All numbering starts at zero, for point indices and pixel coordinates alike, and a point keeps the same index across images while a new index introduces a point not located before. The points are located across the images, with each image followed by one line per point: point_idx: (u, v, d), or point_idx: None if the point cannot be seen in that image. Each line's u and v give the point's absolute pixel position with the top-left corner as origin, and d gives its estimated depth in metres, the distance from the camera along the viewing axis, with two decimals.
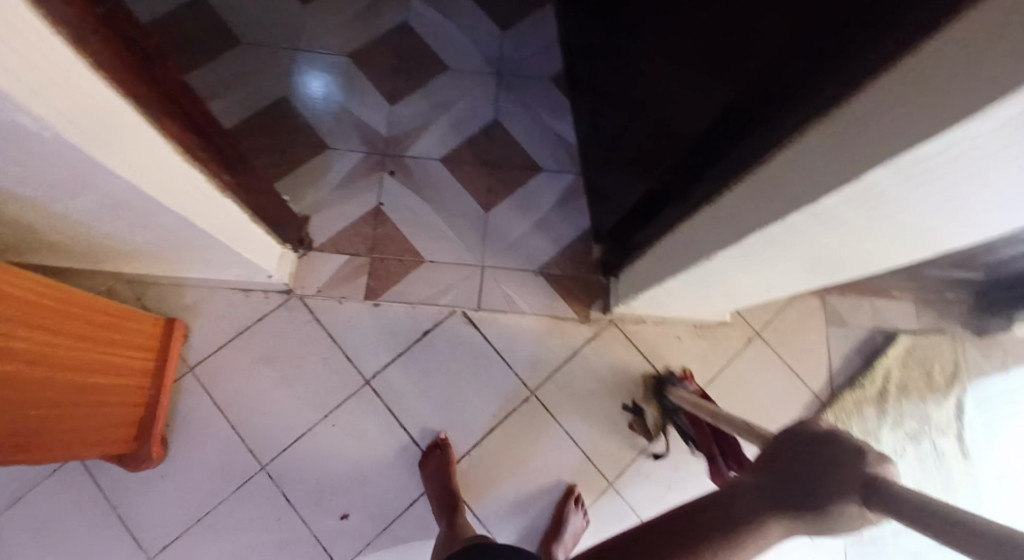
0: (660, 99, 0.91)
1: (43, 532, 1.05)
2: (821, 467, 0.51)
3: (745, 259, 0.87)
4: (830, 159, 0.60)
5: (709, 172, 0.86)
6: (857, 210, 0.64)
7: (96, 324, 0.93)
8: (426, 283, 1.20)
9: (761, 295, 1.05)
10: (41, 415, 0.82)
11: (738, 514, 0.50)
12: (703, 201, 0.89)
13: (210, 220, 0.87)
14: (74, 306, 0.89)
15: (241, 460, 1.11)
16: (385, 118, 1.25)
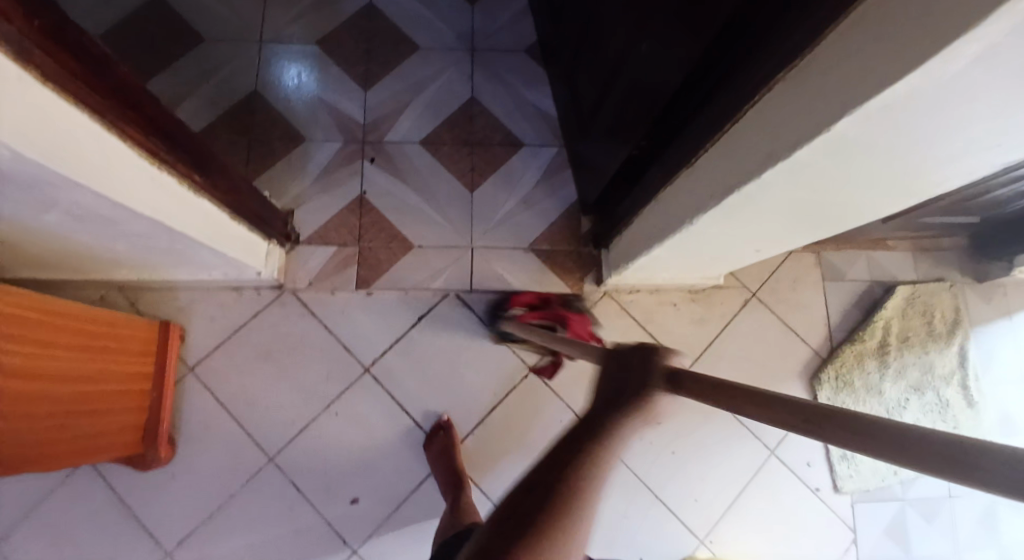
0: (633, 64, 0.89)
1: (63, 535, 1.08)
2: (638, 368, 0.60)
3: (730, 219, 0.86)
4: (803, 110, 0.59)
5: (686, 134, 0.85)
6: (830, 160, 0.63)
7: (92, 333, 0.94)
8: (416, 268, 1.20)
9: (749, 255, 1.04)
10: (42, 426, 0.84)
11: (594, 431, 0.55)
12: (681, 164, 0.88)
13: (185, 222, 0.88)
14: (70, 316, 0.90)
15: (249, 454, 1.13)
16: (361, 105, 1.24)
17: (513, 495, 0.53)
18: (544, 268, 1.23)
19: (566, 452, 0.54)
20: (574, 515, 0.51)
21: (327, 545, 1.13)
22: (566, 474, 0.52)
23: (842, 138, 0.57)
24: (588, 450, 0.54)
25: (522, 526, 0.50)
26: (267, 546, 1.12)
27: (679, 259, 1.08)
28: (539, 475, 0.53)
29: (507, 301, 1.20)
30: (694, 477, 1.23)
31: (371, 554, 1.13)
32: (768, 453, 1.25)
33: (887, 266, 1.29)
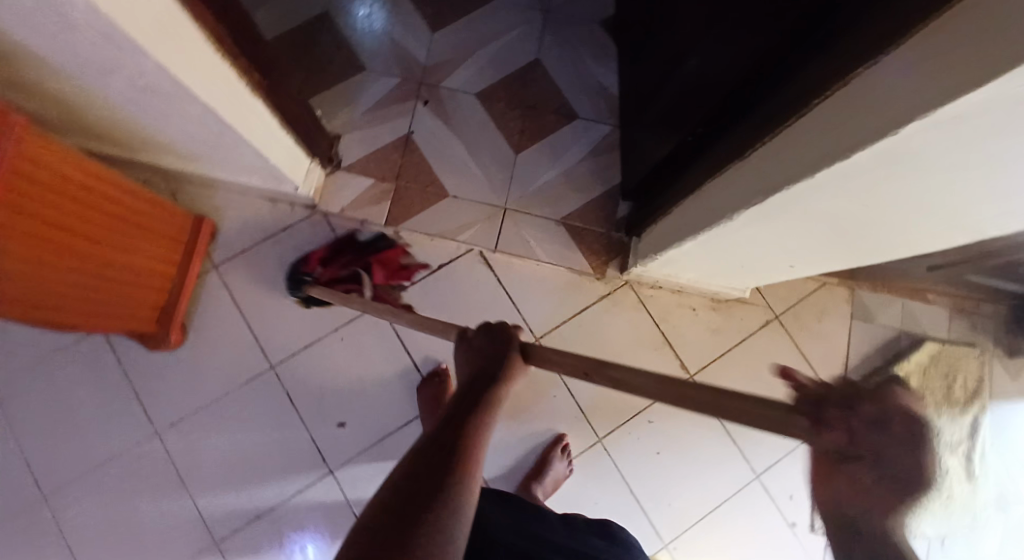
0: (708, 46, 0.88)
1: (68, 392, 1.15)
2: (492, 343, 0.71)
3: (770, 220, 0.84)
4: (872, 122, 0.57)
5: (750, 126, 0.84)
6: (883, 172, 0.62)
7: (131, 211, 0.98)
8: (446, 217, 1.21)
9: (783, 268, 1.03)
10: (63, 283, 0.88)
11: (475, 404, 0.63)
12: (736, 157, 0.87)
13: (236, 117, 0.89)
14: (118, 192, 0.94)
15: (253, 357, 1.18)
16: (425, 45, 1.25)
17: (408, 473, 0.56)
18: (572, 244, 1.23)
19: (454, 429, 0.60)
20: (471, 480, 0.57)
21: (307, 459, 1.17)
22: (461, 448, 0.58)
23: (902, 146, 0.56)
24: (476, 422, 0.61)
25: (424, 494, 0.54)
26: (252, 445, 1.17)
27: (714, 258, 1.06)
28: (435, 452, 0.57)
29: (304, 263, 1.17)
30: (672, 480, 1.23)
31: (347, 478, 1.17)
32: (752, 475, 1.24)
33: (921, 318, 1.25)
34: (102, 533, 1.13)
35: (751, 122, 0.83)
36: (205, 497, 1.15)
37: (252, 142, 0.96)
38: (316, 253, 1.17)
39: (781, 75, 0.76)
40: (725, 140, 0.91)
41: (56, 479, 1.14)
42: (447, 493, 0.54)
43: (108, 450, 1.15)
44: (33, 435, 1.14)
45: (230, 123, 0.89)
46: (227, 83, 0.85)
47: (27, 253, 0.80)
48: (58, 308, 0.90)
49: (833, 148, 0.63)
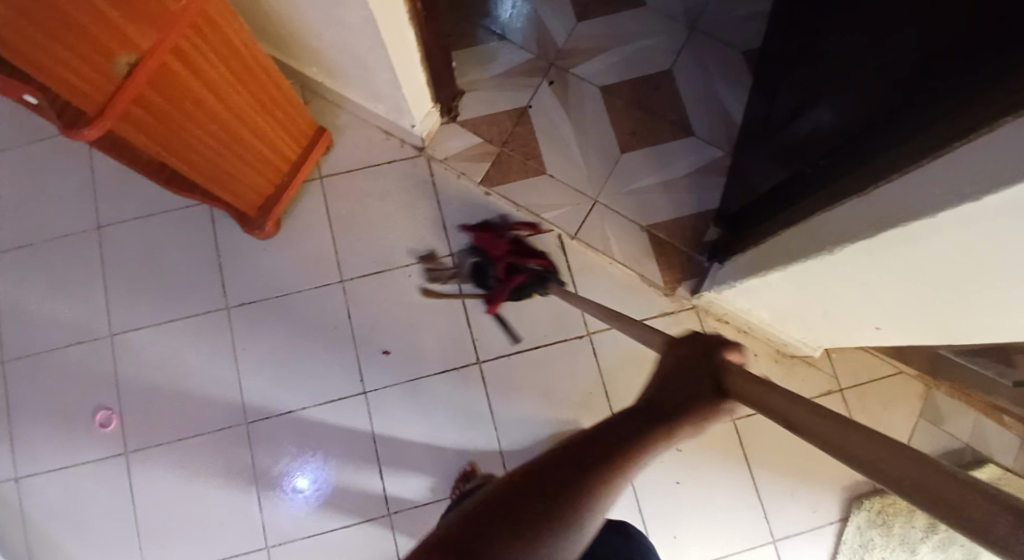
0: (845, 81, 0.87)
1: (164, 247, 1.28)
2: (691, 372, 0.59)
3: (875, 261, 0.78)
4: (1001, 161, 0.54)
5: (859, 168, 0.81)
6: (1008, 226, 0.57)
7: (275, 103, 1.07)
8: (537, 192, 1.25)
9: (869, 333, 0.95)
10: (200, 141, 0.96)
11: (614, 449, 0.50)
12: (834, 194, 0.84)
13: (392, 39, 0.96)
14: (271, 84, 1.03)
15: (327, 267, 1.26)
16: (567, 31, 1.31)
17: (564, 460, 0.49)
18: (650, 252, 1.23)
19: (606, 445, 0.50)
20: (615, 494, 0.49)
21: (347, 372, 1.23)
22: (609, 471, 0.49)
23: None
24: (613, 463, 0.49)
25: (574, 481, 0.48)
26: (302, 345, 1.24)
27: (795, 300, 1.00)
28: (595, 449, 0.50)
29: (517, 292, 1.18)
30: (683, 518, 1.18)
31: (376, 402, 1.22)
32: (769, 539, 1.17)
33: (990, 439, 1.18)
34: (150, 381, 1.24)
35: (856, 167, 0.81)
36: (247, 377, 1.24)
37: (394, 67, 1.02)
38: (514, 279, 1.17)
39: (898, 126, 0.74)
40: (824, 185, 0.89)
41: (127, 320, 1.26)
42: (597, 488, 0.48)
43: (179, 308, 1.26)
44: (122, 276, 1.27)
45: (386, 45, 0.95)
46: (395, 5, 0.91)
47: (182, 104, 0.88)
48: (189, 162, 0.99)
49: (962, 183, 0.59)
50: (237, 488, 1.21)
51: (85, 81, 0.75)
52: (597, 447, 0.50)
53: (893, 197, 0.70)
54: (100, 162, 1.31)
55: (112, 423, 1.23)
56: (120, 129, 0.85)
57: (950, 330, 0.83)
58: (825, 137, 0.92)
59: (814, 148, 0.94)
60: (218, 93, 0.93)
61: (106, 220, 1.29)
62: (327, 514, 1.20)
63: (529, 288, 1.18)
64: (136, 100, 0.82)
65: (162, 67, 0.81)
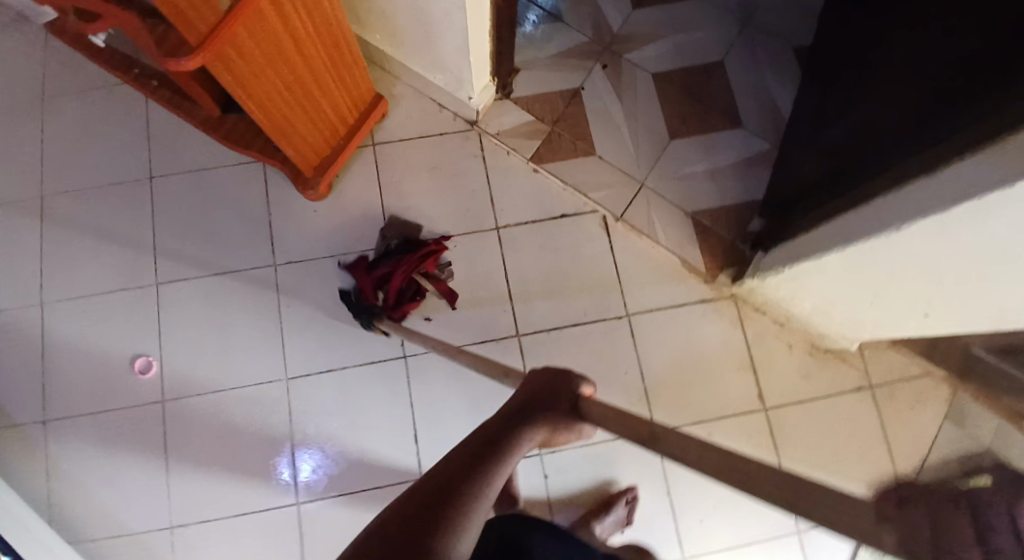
0: (910, 71, 0.91)
1: (216, 202, 1.31)
2: (552, 395, 0.71)
3: (942, 241, 0.81)
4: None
5: (917, 154, 0.85)
6: None
7: (345, 63, 1.12)
8: (586, 173, 1.28)
9: (917, 318, 1.00)
10: (276, 88, 1.01)
11: (474, 471, 0.60)
12: (893, 179, 0.88)
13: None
14: (344, 43, 1.08)
15: (374, 232, 1.28)
16: (622, 18, 1.35)
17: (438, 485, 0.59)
18: (694, 237, 1.26)
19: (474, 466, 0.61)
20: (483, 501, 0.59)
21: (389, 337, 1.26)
22: (476, 488, 0.59)
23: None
24: (477, 484, 0.59)
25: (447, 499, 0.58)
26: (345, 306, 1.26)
27: (845, 287, 1.03)
28: (464, 471, 0.60)
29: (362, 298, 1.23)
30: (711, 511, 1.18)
31: (415, 369, 1.24)
32: (794, 528, 1.19)
33: None
34: (191, 332, 1.26)
35: (933, 142, 0.81)
36: (289, 335, 1.26)
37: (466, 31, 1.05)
38: (365, 288, 1.22)
39: (985, 95, 0.73)
40: (895, 165, 0.88)
41: (173, 271, 1.28)
42: (468, 501, 0.58)
43: (227, 263, 1.29)
44: (171, 228, 1.30)
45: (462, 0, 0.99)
46: None
47: (266, 46, 0.93)
48: (263, 109, 1.03)
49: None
50: (271, 444, 1.22)
51: (195, 11, 0.81)
52: (466, 475, 0.60)
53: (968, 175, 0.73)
54: (156, 115, 1.34)
55: (151, 369, 1.25)
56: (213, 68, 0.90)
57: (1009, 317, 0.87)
58: (893, 122, 0.92)
59: (870, 137, 0.98)
60: (297, 43, 0.98)
61: (159, 173, 1.32)
62: (356, 475, 1.21)
63: (361, 305, 1.23)
64: (232, 38, 0.88)
65: (257, 9, 0.87)
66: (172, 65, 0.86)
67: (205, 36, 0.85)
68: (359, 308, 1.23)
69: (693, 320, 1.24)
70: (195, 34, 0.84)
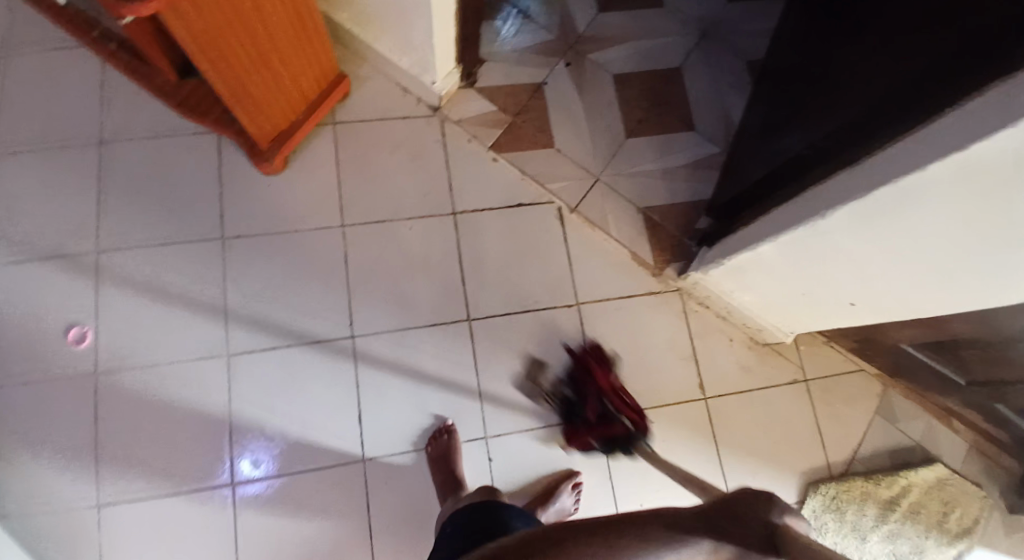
0: (849, 71, 0.97)
1: (167, 170, 1.28)
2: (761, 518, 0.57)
3: (868, 230, 0.86)
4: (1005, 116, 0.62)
5: (852, 145, 0.90)
6: (1001, 171, 0.65)
7: (308, 36, 1.13)
8: (544, 163, 1.31)
9: (844, 307, 1.07)
10: (234, 49, 1.01)
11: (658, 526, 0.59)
12: (829, 168, 0.93)
13: None
14: (307, 15, 1.09)
15: (329, 210, 1.28)
16: (588, 19, 1.40)
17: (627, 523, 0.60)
18: (645, 231, 1.29)
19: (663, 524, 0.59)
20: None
21: (337, 316, 1.24)
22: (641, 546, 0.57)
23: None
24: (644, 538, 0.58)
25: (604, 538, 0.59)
26: (295, 282, 1.25)
27: (782, 277, 1.08)
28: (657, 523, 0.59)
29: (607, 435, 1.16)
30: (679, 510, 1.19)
31: (362, 349, 1.23)
32: None
33: (940, 441, 1.26)
34: (133, 301, 1.22)
35: (865, 143, 0.86)
36: (235, 308, 1.23)
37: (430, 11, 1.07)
38: (604, 428, 1.15)
39: (915, 103, 0.79)
40: (829, 164, 0.94)
41: (117, 238, 1.25)
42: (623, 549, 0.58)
43: (171, 233, 1.25)
44: (118, 193, 1.26)
45: None
46: None
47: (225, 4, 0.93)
48: (219, 73, 1.02)
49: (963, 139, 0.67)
50: (206, 422, 1.18)
51: None
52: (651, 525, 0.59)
53: (890, 161, 0.78)
54: (113, 79, 1.31)
55: (85, 339, 1.20)
56: (168, 19, 0.89)
57: (928, 303, 0.95)
58: (828, 123, 0.99)
59: (809, 134, 1.03)
60: (258, 5, 0.98)
61: (110, 136, 1.29)
62: (296, 456, 1.18)
63: (615, 443, 1.16)
64: None
65: None
66: (125, 10, 0.84)
67: None
68: (620, 446, 1.16)
69: (642, 311, 1.27)
70: None
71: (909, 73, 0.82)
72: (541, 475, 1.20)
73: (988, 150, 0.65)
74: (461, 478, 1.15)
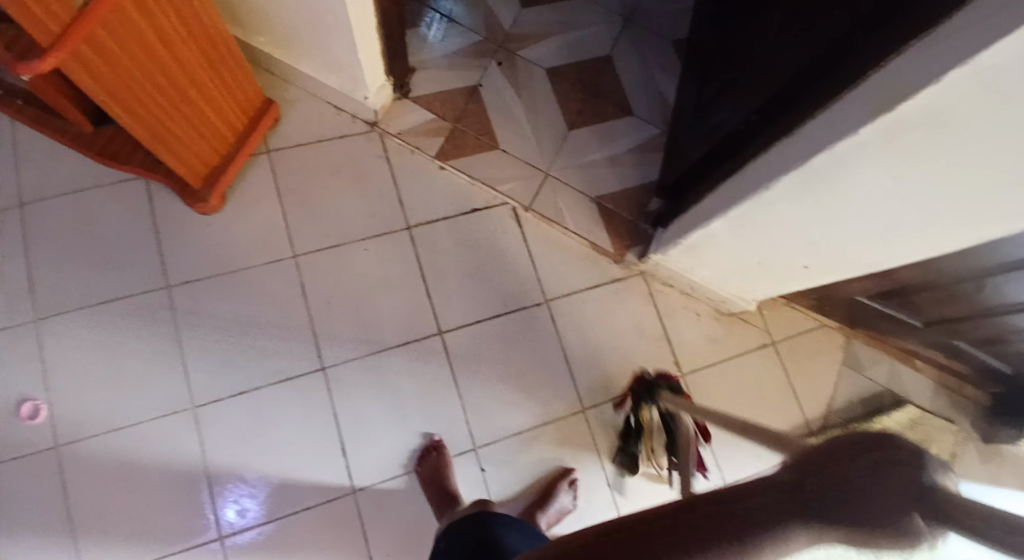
0: (772, 42, 0.99)
1: (98, 224, 1.21)
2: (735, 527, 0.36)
3: (812, 199, 0.88)
4: (921, 74, 0.63)
5: (784, 116, 0.92)
6: (925, 131, 0.68)
7: (227, 67, 1.09)
8: (490, 166, 1.30)
9: (798, 271, 1.09)
10: (153, 94, 0.97)
11: None
12: (766, 140, 0.95)
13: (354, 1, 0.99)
14: (223, 46, 1.05)
15: (278, 242, 1.23)
16: (512, 16, 1.40)
17: None
18: (600, 221, 1.30)
19: None
20: None
21: (304, 350, 1.20)
22: None
23: (944, 101, 0.63)
24: None
25: None
26: (254, 321, 1.20)
27: (735, 249, 1.11)
28: None
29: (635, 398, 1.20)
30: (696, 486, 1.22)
31: (336, 379, 1.20)
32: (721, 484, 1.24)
33: (906, 381, 1.31)
34: (82, 365, 1.16)
35: (795, 112, 0.88)
36: (195, 357, 1.18)
37: (350, 26, 1.04)
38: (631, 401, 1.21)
39: (838, 69, 0.80)
40: (763, 136, 0.96)
41: (55, 303, 1.17)
42: None
43: (113, 289, 1.19)
44: (49, 256, 1.19)
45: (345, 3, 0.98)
46: None
47: (133, 50, 0.89)
48: (137, 119, 0.98)
49: (886, 101, 0.68)
50: (183, 480, 1.13)
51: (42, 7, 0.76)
52: None
53: (823, 127, 0.79)
54: (24, 136, 1.23)
55: (39, 415, 1.13)
56: (72, 72, 0.85)
57: (869, 261, 0.97)
58: (757, 96, 1.01)
59: (741, 108, 1.05)
60: (169, 45, 0.94)
61: (29, 198, 1.21)
62: (282, 498, 1.14)
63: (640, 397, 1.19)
64: (88, 39, 0.82)
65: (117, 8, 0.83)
66: (23, 68, 0.80)
67: (57, 37, 0.80)
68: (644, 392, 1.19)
69: (608, 299, 1.28)
70: (47, 33, 0.79)
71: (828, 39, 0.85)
72: (533, 478, 1.19)
73: (911, 109, 0.66)
74: (456, 491, 1.14)
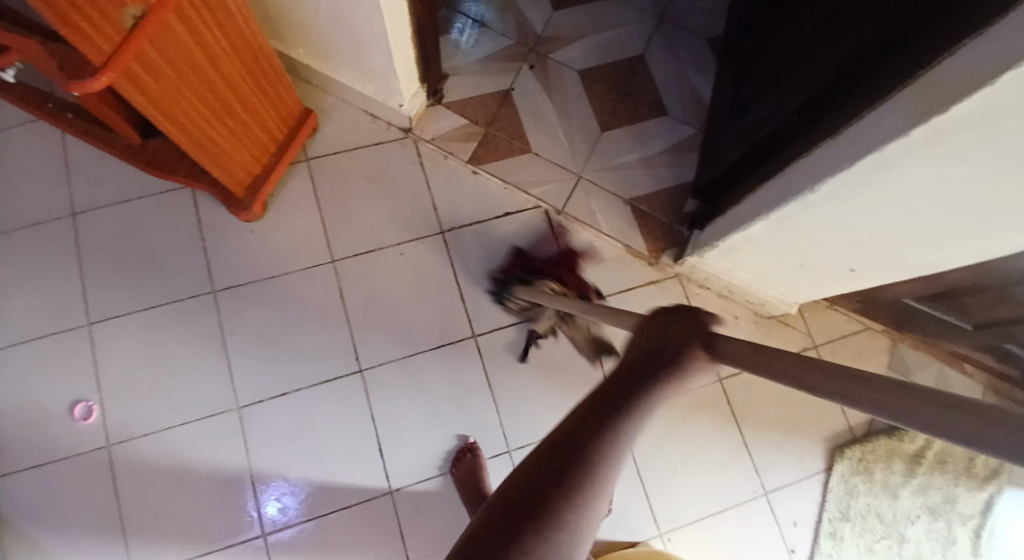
0: (810, 40, 0.97)
1: (147, 232, 1.26)
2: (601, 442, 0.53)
3: (854, 200, 0.86)
4: (967, 71, 0.61)
5: (825, 115, 0.90)
6: (975, 131, 0.65)
7: (268, 77, 1.11)
8: (523, 169, 1.30)
9: (841, 274, 1.06)
10: (198, 106, 1.00)
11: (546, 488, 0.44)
12: (806, 140, 0.92)
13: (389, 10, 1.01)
14: (264, 58, 1.07)
15: (317, 247, 1.26)
16: (544, 19, 1.40)
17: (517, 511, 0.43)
18: (635, 223, 1.29)
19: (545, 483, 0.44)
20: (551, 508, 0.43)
21: (342, 354, 1.23)
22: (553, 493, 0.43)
23: (995, 101, 0.60)
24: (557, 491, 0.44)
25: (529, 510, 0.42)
26: (294, 324, 1.23)
27: (775, 251, 1.08)
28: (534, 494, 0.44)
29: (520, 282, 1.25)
30: (735, 492, 1.21)
31: (374, 382, 1.22)
32: (760, 491, 1.21)
33: (954, 385, 1.27)
34: (132, 368, 1.20)
35: (835, 112, 0.86)
36: (238, 360, 1.22)
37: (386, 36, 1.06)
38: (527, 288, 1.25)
39: (879, 68, 0.78)
40: (803, 137, 0.93)
41: (107, 308, 1.22)
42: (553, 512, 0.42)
43: (161, 295, 1.24)
44: (101, 262, 1.24)
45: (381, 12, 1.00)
46: None
47: (179, 64, 0.92)
48: (184, 131, 1.01)
49: (931, 100, 0.66)
50: (229, 479, 1.17)
51: (96, 27, 0.79)
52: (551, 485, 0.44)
53: (865, 127, 0.77)
54: (77, 149, 1.29)
55: (92, 415, 1.18)
56: (124, 88, 0.88)
57: (915, 263, 0.94)
58: (796, 95, 0.98)
59: (780, 108, 1.03)
60: (212, 58, 0.96)
61: (82, 208, 1.26)
62: (321, 497, 1.17)
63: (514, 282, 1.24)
64: (138, 56, 0.85)
65: (165, 26, 0.85)
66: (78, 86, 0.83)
67: (109, 56, 0.82)
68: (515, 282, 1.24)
69: (643, 301, 1.27)
70: (101, 52, 0.82)
71: (867, 36, 0.82)
72: None
73: (960, 109, 0.63)
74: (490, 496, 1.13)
